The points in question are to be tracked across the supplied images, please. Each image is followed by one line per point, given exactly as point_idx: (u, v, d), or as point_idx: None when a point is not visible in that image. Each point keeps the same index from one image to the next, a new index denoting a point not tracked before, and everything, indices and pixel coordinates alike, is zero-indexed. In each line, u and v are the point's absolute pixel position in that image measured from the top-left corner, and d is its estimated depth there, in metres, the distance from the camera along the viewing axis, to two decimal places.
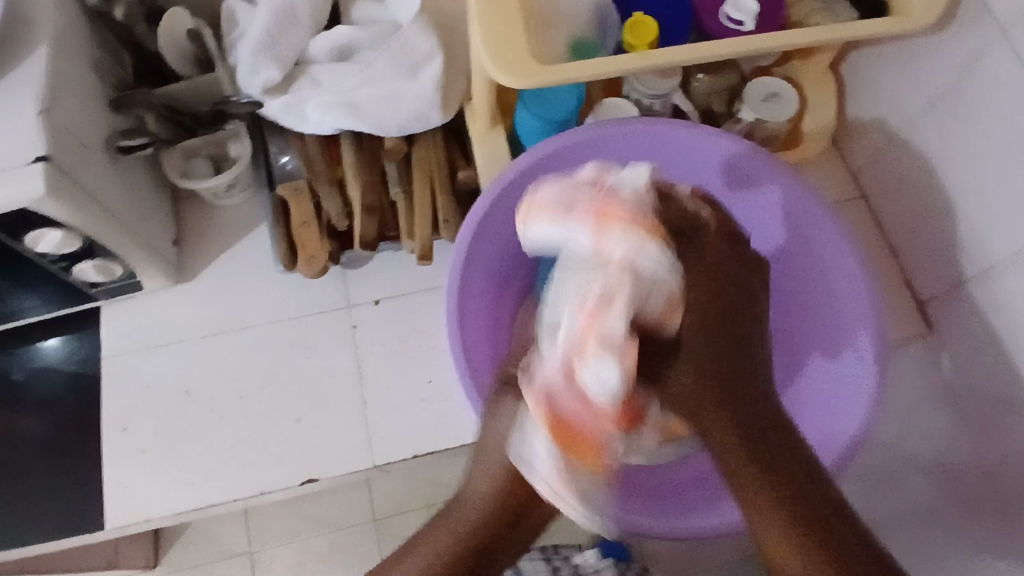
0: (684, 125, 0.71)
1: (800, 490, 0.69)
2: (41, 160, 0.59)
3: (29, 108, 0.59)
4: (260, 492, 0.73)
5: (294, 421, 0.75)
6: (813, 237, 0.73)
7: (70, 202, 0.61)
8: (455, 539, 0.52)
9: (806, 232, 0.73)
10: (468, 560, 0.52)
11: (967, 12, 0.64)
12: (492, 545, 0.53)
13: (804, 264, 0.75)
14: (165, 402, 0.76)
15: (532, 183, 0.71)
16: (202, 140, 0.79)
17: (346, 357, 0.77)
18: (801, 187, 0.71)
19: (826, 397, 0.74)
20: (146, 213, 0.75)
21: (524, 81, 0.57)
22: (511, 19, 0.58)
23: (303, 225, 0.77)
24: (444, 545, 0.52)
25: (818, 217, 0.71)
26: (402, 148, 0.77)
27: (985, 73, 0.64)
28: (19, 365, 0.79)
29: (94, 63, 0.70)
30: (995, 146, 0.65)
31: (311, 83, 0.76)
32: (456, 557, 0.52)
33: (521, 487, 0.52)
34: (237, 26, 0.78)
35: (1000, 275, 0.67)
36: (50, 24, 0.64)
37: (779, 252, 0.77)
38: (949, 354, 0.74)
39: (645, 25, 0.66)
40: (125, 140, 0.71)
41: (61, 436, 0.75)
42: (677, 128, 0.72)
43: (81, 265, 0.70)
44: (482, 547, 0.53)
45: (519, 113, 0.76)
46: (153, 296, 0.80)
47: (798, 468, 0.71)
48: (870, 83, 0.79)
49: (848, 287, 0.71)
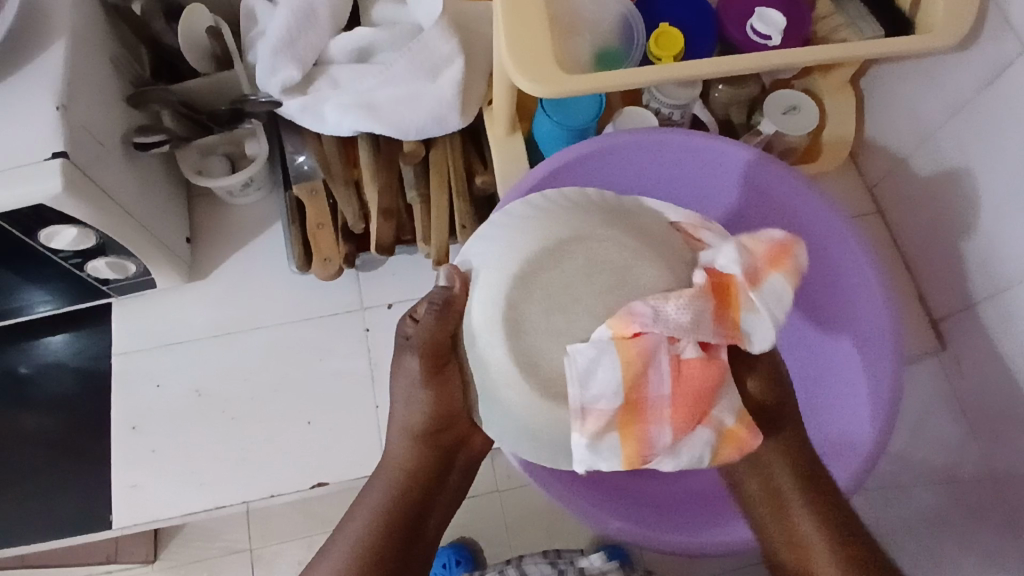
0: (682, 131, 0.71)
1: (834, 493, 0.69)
2: (59, 156, 0.58)
3: (47, 104, 0.59)
4: (270, 495, 0.72)
5: (305, 423, 0.75)
6: (828, 249, 0.72)
7: (87, 199, 0.61)
8: (385, 505, 0.58)
9: (816, 240, 0.73)
10: (401, 522, 0.58)
11: (992, 31, 0.64)
12: (423, 497, 0.60)
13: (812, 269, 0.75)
14: (176, 401, 0.75)
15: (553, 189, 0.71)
16: (219, 137, 0.79)
17: (358, 361, 0.77)
18: (809, 190, 0.71)
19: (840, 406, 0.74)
20: (161, 211, 0.74)
21: (548, 89, 0.57)
22: (538, 27, 0.58)
23: (320, 228, 0.77)
24: (387, 501, 0.59)
25: (825, 218, 0.71)
26: (421, 152, 0.76)
27: (1007, 91, 0.64)
28: (29, 360, 0.78)
29: (112, 59, 0.70)
30: (1016, 167, 0.65)
31: (331, 84, 0.75)
32: (391, 529, 0.58)
33: (434, 440, 0.60)
34: (256, 25, 0.77)
35: (1016, 294, 0.66)
36: (70, 19, 0.64)
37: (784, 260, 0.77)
38: (961, 371, 0.74)
39: (669, 35, 0.66)
40: (141, 135, 0.70)
41: (69, 433, 0.75)
42: (678, 136, 0.72)
43: (95, 262, 0.70)
44: (416, 504, 0.60)
45: (538, 119, 0.75)
46: (165, 294, 0.79)
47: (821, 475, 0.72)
48: (891, 96, 0.79)
49: (861, 291, 0.70)
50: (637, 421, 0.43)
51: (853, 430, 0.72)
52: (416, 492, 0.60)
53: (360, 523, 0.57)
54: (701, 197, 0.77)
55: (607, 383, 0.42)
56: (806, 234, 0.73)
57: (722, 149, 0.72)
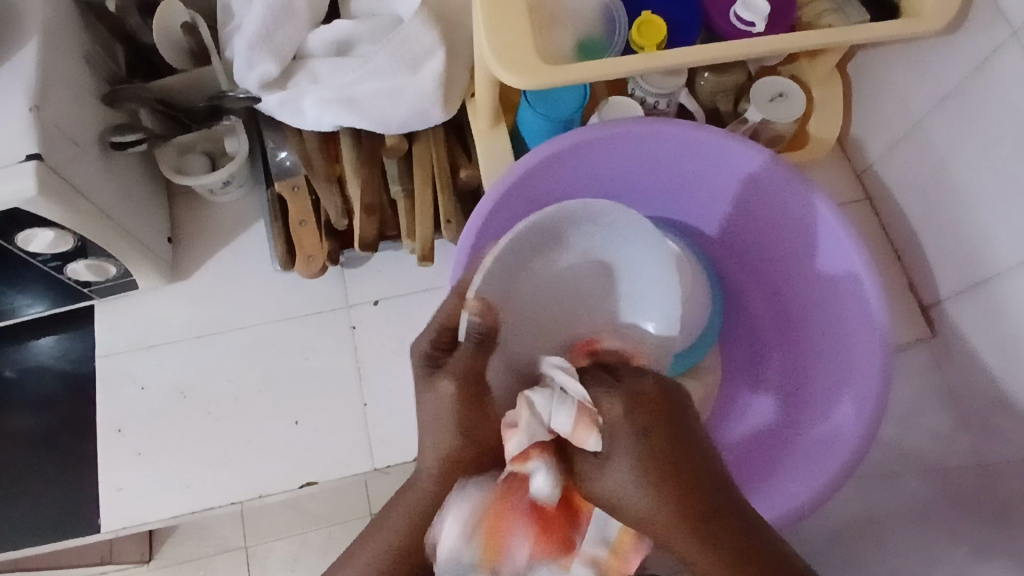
0: (665, 120, 0.69)
1: (809, 491, 0.68)
2: (33, 157, 0.57)
3: (19, 105, 0.58)
4: (258, 495, 0.72)
5: (293, 422, 0.74)
6: (812, 237, 0.72)
7: (63, 202, 0.60)
8: (403, 528, 0.52)
9: (806, 230, 0.72)
10: (417, 553, 0.52)
11: (980, 15, 0.63)
12: (454, 520, 0.54)
13: (801, 258, 0.74)
14: (161, 403, 0.74)
15: (538, 181, 0.71)
16: (199, 135, 0.77)
17: (345, 359, 0.76)
18: (797, 180, 0.69)
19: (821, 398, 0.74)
20: (140, 211, 0.73)
21: (525, 82, 0.56)
22: (519, 20, 0.57)
23: (301, 225, 0.76)
24: (405, 525, 0.52)
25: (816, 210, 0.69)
26: (403, 147, 0.76)
27: (994, 78, 0.63)
28: (12, 364, 0.77)
29: (86, 57, 0.68)
30: (1005, 152, 0.64)
31: (310, 78, 0.74)
32: (403, 557, 0.52)
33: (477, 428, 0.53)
34: (233, 19, 0.75)
35: (1005, 281, 0.66)
36: (40, 16, 0.62)
37: (766, 247, 0.77)
38: (951, 359, 0.74)
39: (653, 24, 0.63)
40: (118, 135, 0.69)
41: (57, 436, 0.74)
42: (659, 126, 0.70)
43: (75, 264, 0.69)
44: (430, 538, 0.53)
45: (522, 111, 0.74)
46: (148, 294, 0.78)
47: (807, 468, 0.70)
48: (878, 82, 0.78)
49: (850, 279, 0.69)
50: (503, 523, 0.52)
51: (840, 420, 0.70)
52: (441, 518, 0.53)
53: (381, 543, 0.52)
54: (670, 191, 0.79)
55: (454, 533, 0.52)
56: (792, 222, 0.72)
57: (705, 137, 0.70)
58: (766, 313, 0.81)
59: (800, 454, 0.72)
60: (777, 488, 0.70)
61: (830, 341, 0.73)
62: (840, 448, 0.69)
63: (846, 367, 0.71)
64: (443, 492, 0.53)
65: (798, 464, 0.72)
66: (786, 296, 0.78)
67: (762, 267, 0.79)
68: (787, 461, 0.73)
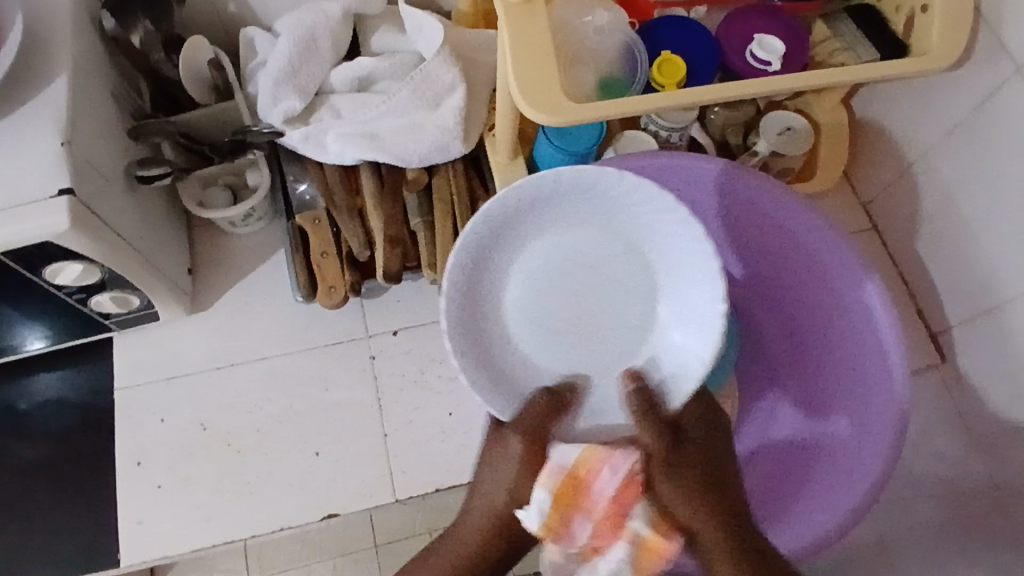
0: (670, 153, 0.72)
1: (842, 514, 0.68)
2: (65, 192, 0.58)
3: (52, 140, 0.58)
4: (279, 528, 0.72)
5: (314, 454, 0.74)
6: (816, 253, 0.73)
7: (93, 236, 0.60)
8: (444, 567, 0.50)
9: (811, 251, 0.74)
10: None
11: (982, 53, 0.66)
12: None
13: (811, 271, 0.75)
14: (181, 435, 0.74)
15: None
16: (221, 168, 0.78)
17: (365, 390, 0.77)
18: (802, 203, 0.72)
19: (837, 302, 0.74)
20: (163, 244, 0.74)
21: (550, 117, 0.57)
22: (547, 58, 0.58)
23: (323, 256, 0.76)
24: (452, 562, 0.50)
25: (822, 233, 0.72)
26: (423, 180, 0.77)
27: (999, 113, 0.66)
28: (30, 397, 0.77)
29: (113, 93, 0.69)
30: (1012, 183, 0.66)
31: (333, 114, 0.76)
32: None
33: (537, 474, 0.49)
34: (257, 55, 0.77)
35: (1015, 308, 0.68)
36: (72, 53, 0.63)
37: (775, 258, 0.77)
38: (963, 385, 0.75)
39: (674, 63, 0.65)
40: (144, 168, 0.70)
41: (75, 470, 0.74)
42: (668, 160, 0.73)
43: (99, 297, 0.69)
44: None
45: (540, 144, 0.76)
46: (166, 326, 0.78)
47: (840, 488, 0.71)
48: (884, 117, 0.81)
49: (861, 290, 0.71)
50: (573, 505, 0.48)
51: (840, 429, 0.74)
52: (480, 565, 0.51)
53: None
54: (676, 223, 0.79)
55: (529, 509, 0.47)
56: (798, 241, 0.74)
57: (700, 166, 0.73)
58: (778, 322, 0.80)
59: (831, 471, 0.73)
60: (805, 516, 0.71)
61: (844, 341, 0.74)
62: (868, 450, 0.70)
63: (869, 374, 0.72)
64: (489, 541, 0.51)
65: (834, 479, 0.72)
66: (794, 307, 0.78)
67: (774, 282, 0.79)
68: (823, 471, 0.73)
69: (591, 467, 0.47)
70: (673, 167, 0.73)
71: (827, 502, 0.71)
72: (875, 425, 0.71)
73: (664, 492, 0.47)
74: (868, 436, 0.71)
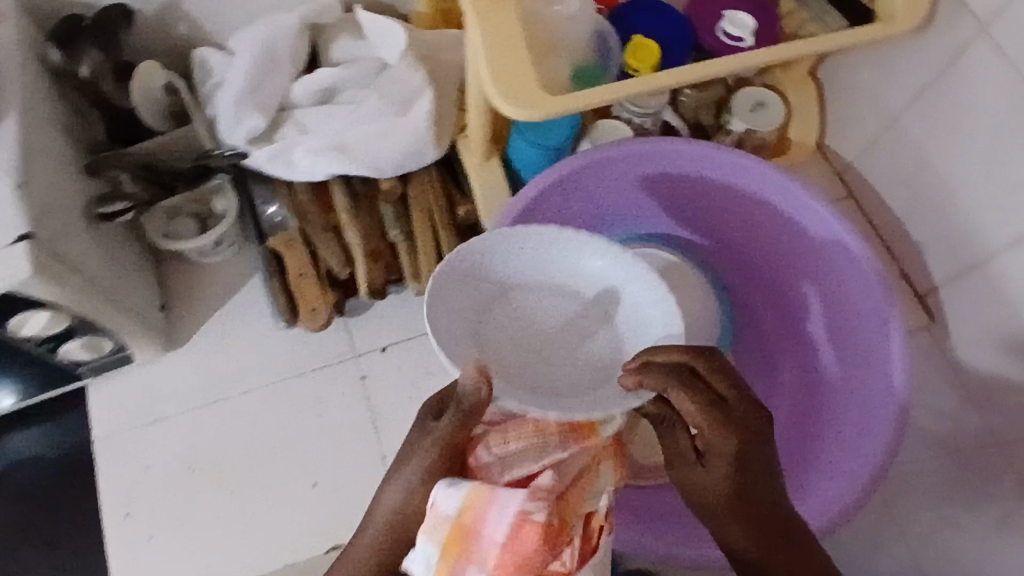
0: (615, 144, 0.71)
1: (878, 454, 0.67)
2: (24, 238, 0.54)
3: (5, 184, 0.55)
4: (284, 565, 0.69)
5: (311, 485, 0.71)
6: (776, 207, 0.74)
7: (59, 282, 0.57)
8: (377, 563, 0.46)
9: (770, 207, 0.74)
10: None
11: (946, 12, 0.66)
12: None
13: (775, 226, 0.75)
14: (170, 479, 0.71)
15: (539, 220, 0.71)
16: (185, 197, 0.74)
17: (358, 411, 0.74)
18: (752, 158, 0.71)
19: (810, 262, 0.75)
20: (132, 281, 0.70)
21: (531, 111, 0.55)
22: (521, 52, 0.56)
23: (301, 277, 0.73)
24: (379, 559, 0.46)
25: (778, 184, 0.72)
26: (398, 189, 0.74)
27: (967, 70, 0.66)
28: (5, 456, 0.73)
29: (64, 128, 0.66)
30: (985, 138, 0.67)
31: (298, 129, 0.73)
32: None
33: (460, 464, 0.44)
34: (212, 74, 0.73)
35: (1000, 262, 0.68)
36: (16, 91, 0.60)
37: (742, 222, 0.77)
38: (954, 343, 0.76)
39: (647, 48, 0.64)
40: (104, 205, 0.67)
41: (61, 528, 0.70)
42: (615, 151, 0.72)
43: (69, 344, 0.66)
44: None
45: (514, 140, 0.75)
46: (142, 367, 0.74)
47: (850, 436, 0.70)
48: (852, 84, 0.81)
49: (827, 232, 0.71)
50: (458, 554, 0.39)
51: (830, 369, 0.75)
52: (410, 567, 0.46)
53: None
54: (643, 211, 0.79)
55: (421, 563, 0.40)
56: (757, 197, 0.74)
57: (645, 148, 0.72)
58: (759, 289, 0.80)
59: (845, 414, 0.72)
60: (843, 465, 0.69)
61: (822, 287, 0.75)
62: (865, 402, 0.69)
63: (854, 313, 0.72)
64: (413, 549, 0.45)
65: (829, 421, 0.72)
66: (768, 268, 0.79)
67: (745, 248, 0.79)
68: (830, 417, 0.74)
69: (478, 513, 0.39)
70: (622, 154, 0.72)
71: (835, 446, 0.70)
72: (877, 359, 0.70)
73: (714, 441, 0.44)
74: (873, 372, 0.70)
